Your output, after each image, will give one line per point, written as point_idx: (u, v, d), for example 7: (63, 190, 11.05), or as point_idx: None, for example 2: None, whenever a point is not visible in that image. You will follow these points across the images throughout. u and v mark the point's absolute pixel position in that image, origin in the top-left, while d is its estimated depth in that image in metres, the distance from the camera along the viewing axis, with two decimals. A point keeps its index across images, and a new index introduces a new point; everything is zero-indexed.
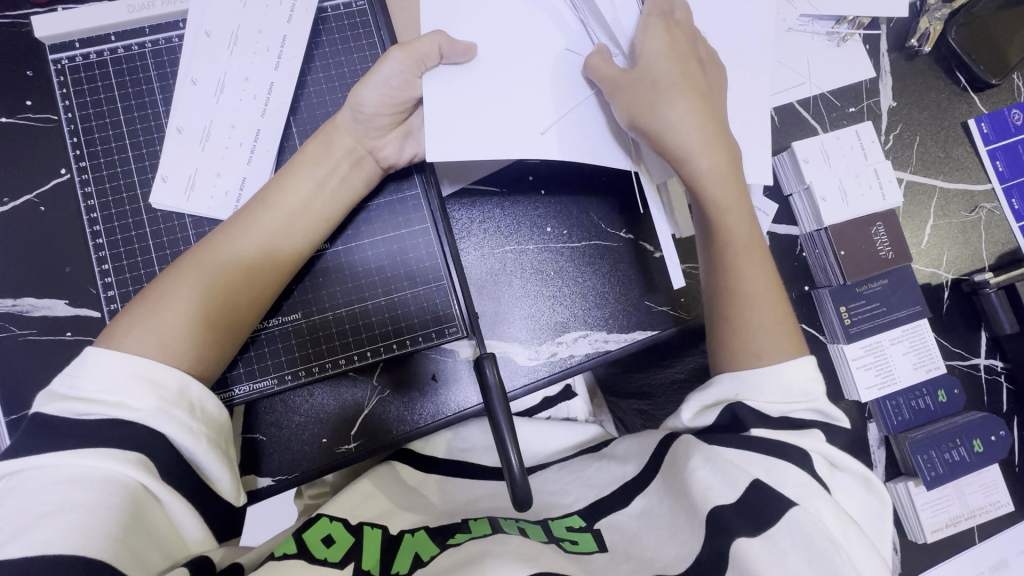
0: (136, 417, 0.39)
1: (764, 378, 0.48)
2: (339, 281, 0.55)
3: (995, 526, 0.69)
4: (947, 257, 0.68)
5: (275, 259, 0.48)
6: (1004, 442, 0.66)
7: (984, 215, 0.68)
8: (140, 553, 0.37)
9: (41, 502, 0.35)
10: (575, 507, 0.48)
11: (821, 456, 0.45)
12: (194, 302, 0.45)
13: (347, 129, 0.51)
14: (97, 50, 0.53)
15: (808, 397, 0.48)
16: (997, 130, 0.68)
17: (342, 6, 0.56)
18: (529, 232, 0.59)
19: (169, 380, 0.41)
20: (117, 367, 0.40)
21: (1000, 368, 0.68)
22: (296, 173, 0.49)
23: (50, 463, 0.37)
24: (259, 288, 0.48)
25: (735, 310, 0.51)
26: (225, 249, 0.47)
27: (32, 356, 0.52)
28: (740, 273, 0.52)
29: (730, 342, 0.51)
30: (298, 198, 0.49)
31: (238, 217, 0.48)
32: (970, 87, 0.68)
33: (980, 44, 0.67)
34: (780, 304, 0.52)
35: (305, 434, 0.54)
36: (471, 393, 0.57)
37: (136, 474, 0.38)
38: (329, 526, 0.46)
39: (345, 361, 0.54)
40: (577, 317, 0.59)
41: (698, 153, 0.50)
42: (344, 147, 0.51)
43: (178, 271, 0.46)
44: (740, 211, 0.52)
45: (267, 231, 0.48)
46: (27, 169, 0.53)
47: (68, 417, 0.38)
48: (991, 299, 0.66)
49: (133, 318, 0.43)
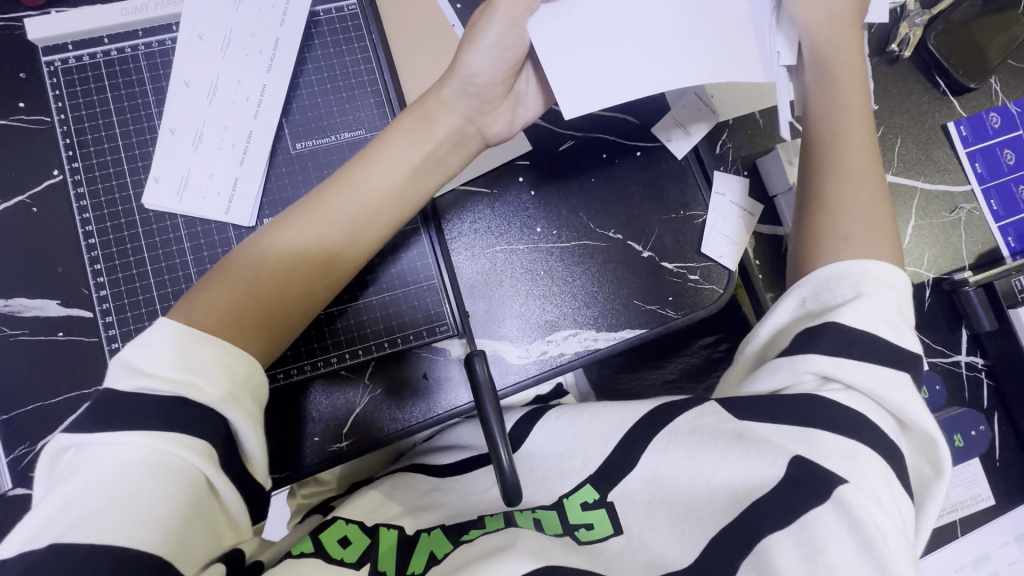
0: (207, 401, 0.39)
1: (853, 267, 0.48)
2: (414, 262, 0.57)
3: (978, 520, 0.70)
4: (928, 256, 0.69)
5: (376, 223, 0.49)
6: (983, 436, 0.67)
7: (964, 215, 0.70)
8: (191, 545, 0.37)
9: (103, 489, 0.35)
10: (587, 473, 0.47)
11: (873, 402, 0.43)
12: (295, 260, 0.46)
13: (452, 95, 0.50)
14: (90, 52, 0.53)
15: (866, 316, 0.45)
16: (975, 133, 0.70)
17: (334, 10, 0.57)
18: (517, 232, 0.60)
19: (239, 367, 0.41)
20: (192, 346, 0.40)
21: (981, 365, 0.70)
22: (402, 139, 0.49)
23: (124, 443, 0.36)
24: (351, 256, 0.48)
25: (824, 206, 0.52)
26: (324, 209, 0.47)
27: (22, 357, 0.52)
28: (840, 145, 0.53)
29: (817, 232, 0.52)
30: (398, 163, 0.49)
31: (341, 177, 0.49)
32: (949, 91, 0.70)
33: (958, 49, 0.69)
34: (883, 212, 0.52)
35: (295, 434, 0.54)
36: (462, 392, 0.57)
37: (201, 461, 0.37)
38: (345, 528, 0.47)
39: (337, 359, 0.55)
40: (566, 316, 0.59)
41: (836, 22, 0.54)
42: (449, 110, 0.50)
43: (283, 225, 0.47)
44: (856, 83, 0.55)
45: (365, 196, 0.48)
46: (20, 170, 0.53)
47: (143, 396, 0.38)
48: (971, 298, 0.67)
49: (238, 271, 0.45)
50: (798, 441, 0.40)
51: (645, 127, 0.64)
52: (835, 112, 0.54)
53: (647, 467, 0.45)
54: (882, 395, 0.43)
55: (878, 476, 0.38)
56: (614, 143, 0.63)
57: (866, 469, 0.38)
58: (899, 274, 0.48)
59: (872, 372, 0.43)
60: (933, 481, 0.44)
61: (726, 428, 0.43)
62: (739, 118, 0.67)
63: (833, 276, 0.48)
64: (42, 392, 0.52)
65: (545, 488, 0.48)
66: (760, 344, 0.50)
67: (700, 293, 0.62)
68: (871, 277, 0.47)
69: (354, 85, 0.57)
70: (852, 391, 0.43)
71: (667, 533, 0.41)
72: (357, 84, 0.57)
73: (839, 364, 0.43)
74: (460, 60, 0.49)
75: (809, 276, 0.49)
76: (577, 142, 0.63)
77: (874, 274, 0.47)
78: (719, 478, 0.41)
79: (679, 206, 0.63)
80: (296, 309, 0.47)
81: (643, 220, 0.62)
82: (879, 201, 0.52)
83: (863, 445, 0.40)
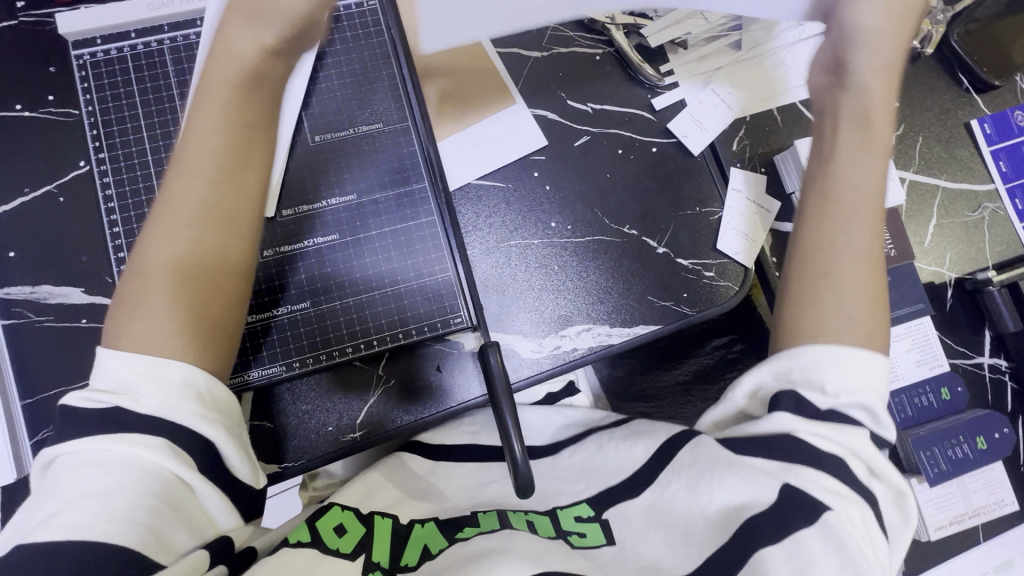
0: (146, 412, 0.38)
1: (824, 356, 0.44)
2: (397, 259, 0.56)
3: (999, 525, 0.69)
4: (950, 256, 0.68)
5: (241, 190, 0.47)
6: (1008, 439, 0.66)
7: (988, 214, 0.69)
8: (164, 539, 0.37)
9: (64, 490, 0.36)
10: (585, 493, 0.47)
11: (863, 461, 0.41)
12: (185, 261, 0.44)
13: (257, 58, 0.47)
14: (117, 46, 0.55)
15: (863, 387, 0.43)
16: (1000, 131, 0.69)
17: (353, 7, 0.58)
18: (530, 224, 0.60)
19: (172, 373, 0.40)
20: (124, 367, 0.40)
21: (1004, 367, 0.69)
22: (236, 111, 0.47)
23: (77, 450, 0.37)
24: (235, 232, 0.47)
25: (817, 283, 0.48)
26: (183, 195, 0.45)
27: (46, 341, 0.53)
28: (838, 235, 0.50)
29: (807, 310, 0.47)
30: (229, 130, 0.46)
31: (185, 161, 0.45)
32: (973, 89, 0.69)
33: (979, 47, 0.68)
34: (881, 301, 0.47)
35: (311, 423, 0.55)
36: (475, 385, 0.58)
37: (157, 455, 0.38)
38: (341, 515, 0.46)
39: (352, 349, 0.55)
40: (579, 310, 0.59)
41: (869, 139, 0.52)
42: (264, 72, 0.48)
43: (145, 244, 0.44)
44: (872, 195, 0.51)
45: (213, 169, 0.46)
46: (48, 161, 0.55)
47: (92, 406, 0.39)
48: (995, 297, 0.67)
49: (137, 291, 0.43)
50: (785, 470, 0.40)
51: (660, 124, 0.64)
52: (843, 186, 0.51)
53: (650, 493, 0.44)
54: (857, 443, 0.42)
55: (856, 510, 0.38)
56: (630, 138, 0.63)
57: (849, 504, 0.38)
58: (877, 360, 0.44)
59: (849, 431, 0.42)
60: (902, 529, 0.42)
61: (721, 456, 0.42)
62: (753, 118, 0.67)
63: (823, 357, 0.44)
64: (64, 377, 0.53)
65: (541, 498, 0.48)
66: (744, 400, 0.47)
67: (715, 289, 0.61)
68: (853, 368, 0.43)
69: (370, 82, 0.58)
70: (824, 440, 0.41)
71: (667, 545, 0.41)
72: (375, 79, 0.58)
73: (807, 424, 0.42)
74: (223, 41, 0.47)
75: (796, 349, 0.45)
76: (593, 138, 0.62)
77: (859, 360, 0.44)
78: (717, 503, 0.41)
79: (695, 202, 0.63)
80: (215, 310, 0.45)
81: (659, 216, 0.62)
82: (870, 300, 0.47)
83: (850, 487, 0.39)
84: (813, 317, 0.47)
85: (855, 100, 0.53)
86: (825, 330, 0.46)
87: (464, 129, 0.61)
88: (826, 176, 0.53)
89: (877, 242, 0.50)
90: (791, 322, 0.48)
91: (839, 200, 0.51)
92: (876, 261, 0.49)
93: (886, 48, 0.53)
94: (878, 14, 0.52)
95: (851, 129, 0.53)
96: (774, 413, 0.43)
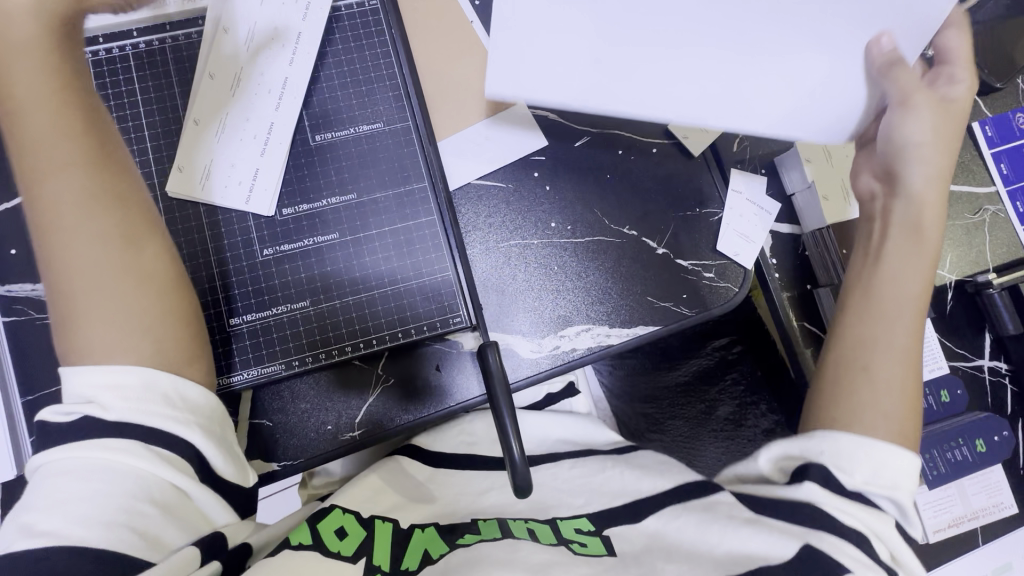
0: (110, 416, 0.39)
1: (861, 452, 0.46)
2: (396, 258, 0.56)
3: (999, 527, 0.69)
4: (950, 259, 0.68)
5: (118, 198, 0.45)
6: (1008, 442, 0.66)
7: (989, 217, 0.69)
8: (158, 539, 0.38)
9: (44, 500, 0.36)
10: (583, 509, 0.48)
11: (882, 540, 0.45)
12: (107, 272, 0.44)
13: (45, 49, 0.44)
14: (119, 46, 0.55)
15: (893, 484, 0.46)
16: (1001, 134, 0.69)
17: (355, 6, 0.58)
18: (531, 223, 0.60)
19: (131, 377, 0.40)
20: (85, 376, 0.40)
21: (1004, 370, 0.69)
22: (69, 112, 0.44)
23: (50, 461, 0.38)
24: (145, 239, 0.46)
25: (855, 379, 0.51)
26: (60, 194, 0.43)
27: (46, 339, 0.54)
28: (870, 337, 0.52)
29: (840, 409, 0.50)
30: (60, 129, 0.44)
31: (43, 162, 0.43)
32: (974, 91, 0.69)
33: (982, 49, 0.68)
34: (915, 394, 0.51)
35: (311, 421, 0.55)
36: (474, 384, 0.58)
37: (135, 457, 0.38)
38: (342, 518, 0.46)
39: (351, 348, 0.55)
40: (579, 310, 0.59)
41: (921, 237, 0.54)
42: (77, 69, 0.46)
43: (63, 258, 0.43)
44: (919, 295, 0.54)
45: (82, 181, 0.44)
46: None
47: (58, 420, 0.39)
48: (995, 300, 0.66)
49: (72, 307, 0.43)
50: (806, 533, 0.42)
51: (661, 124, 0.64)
52: (882, 289, 0.54)
53: (654, 521, 0.46)
54: (880, 525, 0.45)
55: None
56: (630, 139, 0.63)
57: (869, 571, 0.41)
58: (913, 461, 0.47)
59: (876, 515, 0.45)
60: None
61: (739, 512, 0.44)
62: None
63: (860, 446, 0.46)
64: None
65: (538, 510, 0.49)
66: (768, 470, 0.50)
67: (715, 291, 0.61)
68: (885, 465, 0.46)
69: (371, 81, 0.58)
70: (849, 513, 0.44)
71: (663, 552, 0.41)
72: (376, 78, 0.58)
73: (834, 499, 0.44)
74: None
75: (826, 435, 0.47)
76: (593, 138, 0.62)
77: (893, 460, 0.46)
78: (724, 546, 0.42)
79: (695, 202, 0.63)
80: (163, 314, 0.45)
81: (659, 217, 0.62)
82: (903, 405, 0.50)
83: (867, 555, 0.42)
84: (849, 415, 0.49)
85: (915, 196, 0.55)
86: (861, 424, 0.48)
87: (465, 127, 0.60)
88: (871, 274, 0.55)
89: (915, 343, 0.52)
90: (826, 408, 0.51)
91: (883, 302, 0.54)
92: (915, 361, 0.52)
93: (933, 159, 0.54)
94: (926, 128, 0.52)
95: (900, 228, 0.55)
96: (803, 483, 0.45)
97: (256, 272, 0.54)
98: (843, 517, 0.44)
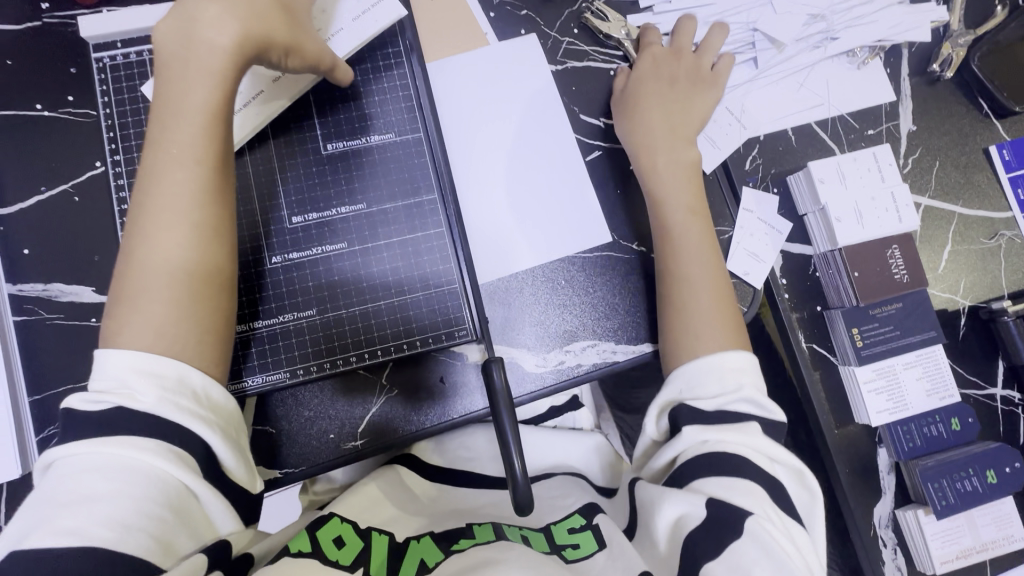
0: (143, 408, 0.39)
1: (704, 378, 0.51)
2: (405, 268, 0.56)
3: (1008, 559, 0.68)
4: (963, 284, 0.67)
5: (212, 210, 0.45)
6: (1020, 474, 0.65)
7: (1004, 242, 0.68)
8: (168, 542, 0.38)
9: (61, 493, 0.36)
10: (574, 506, 0.51)
11: (758, 451, 0.47)
12: (174, 271, 0.43)
13: (220, 70, 0.45)
14: (136, 51, 0.55)
15: (735, 387, 0.51)
16: (1019, 157, 0.68)
17: None
18: (541, 239, 0.59)
19: (167, 370, 0.41)
20: (126, 363, 0.40)
21: (1017, 399, 0.68)
22: (204, 120, 0.45)
23: (71, 453, 0.38)
24: (223, 249, 0.45)
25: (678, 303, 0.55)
26: (171, 187, 0.44)
27: (57, 339, 0.54)
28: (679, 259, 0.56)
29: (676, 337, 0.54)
30: (193, 139, 0.45)
31: (166, 156, 0.44)
32: (992, 114, 0.68)
33: (1001, 71, 0.67)
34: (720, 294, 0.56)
35: (314, 429, 0.55)
36: (478, 398, 0.57)
37: (154, 457, 0.38)
38: (339, 527, 0.47)
39: (356, 358, 0.55)
40: (585, 326, 0.59)
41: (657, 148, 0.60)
42: (235, 90, 0.47)
43: (138, 245, 0.44)
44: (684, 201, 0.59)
45: (184, 187, 0.44)
46: (64, 162, 0.56)
47: (86, 408, 0.39)
48: (1009, 327, 0.64)
49: (133, 282, 0.43)
50: None
51: None
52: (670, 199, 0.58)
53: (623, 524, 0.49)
54: (752, 440, 0.48)
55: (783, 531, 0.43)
56: None
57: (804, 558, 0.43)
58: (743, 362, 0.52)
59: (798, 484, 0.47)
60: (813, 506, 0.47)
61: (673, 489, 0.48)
62: (768, 136, 0.66)
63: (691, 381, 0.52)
64: (73, 376, 0.53)
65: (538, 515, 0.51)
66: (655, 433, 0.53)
67: None
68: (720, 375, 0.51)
69: (389, 91, 0.58)
70: (714, 442, 0.47)
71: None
72: (394, 89, 0.58)
73: (707, 430, 0.48)
74: (192, 48, 0.45)
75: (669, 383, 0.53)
76: (604, 153, 0.62)
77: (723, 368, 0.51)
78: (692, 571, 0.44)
79: None
80: (217, 329, 0.45)
81: None
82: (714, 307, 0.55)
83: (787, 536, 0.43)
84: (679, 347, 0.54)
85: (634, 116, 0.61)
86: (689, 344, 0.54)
87: (475, 141, 0.61)
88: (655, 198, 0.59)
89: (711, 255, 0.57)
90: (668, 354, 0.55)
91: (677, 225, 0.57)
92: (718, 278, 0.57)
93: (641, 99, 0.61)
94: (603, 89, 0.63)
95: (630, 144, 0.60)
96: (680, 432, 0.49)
97: (263, 278, 0.54)
98: (712, 446, 0.47)
